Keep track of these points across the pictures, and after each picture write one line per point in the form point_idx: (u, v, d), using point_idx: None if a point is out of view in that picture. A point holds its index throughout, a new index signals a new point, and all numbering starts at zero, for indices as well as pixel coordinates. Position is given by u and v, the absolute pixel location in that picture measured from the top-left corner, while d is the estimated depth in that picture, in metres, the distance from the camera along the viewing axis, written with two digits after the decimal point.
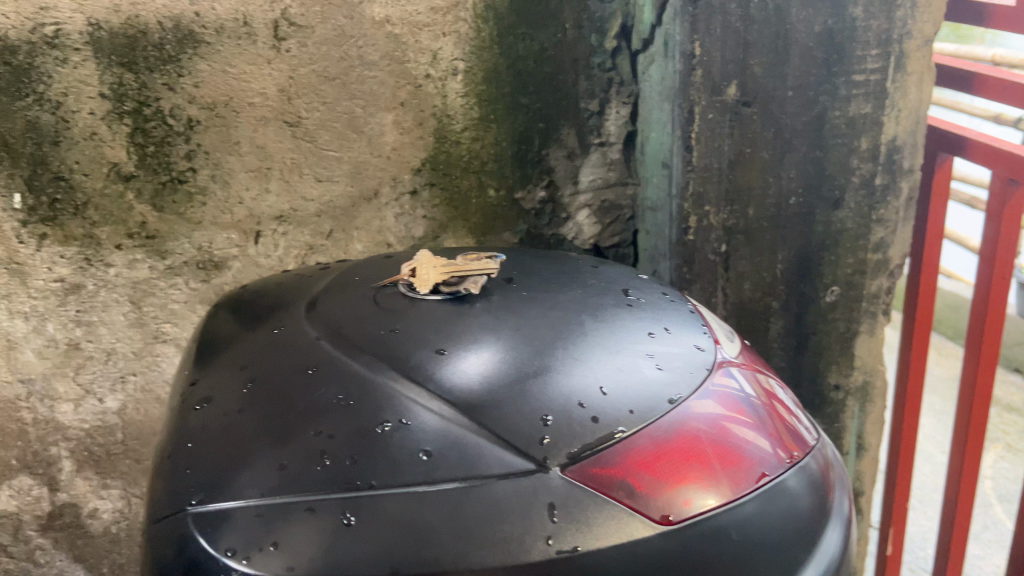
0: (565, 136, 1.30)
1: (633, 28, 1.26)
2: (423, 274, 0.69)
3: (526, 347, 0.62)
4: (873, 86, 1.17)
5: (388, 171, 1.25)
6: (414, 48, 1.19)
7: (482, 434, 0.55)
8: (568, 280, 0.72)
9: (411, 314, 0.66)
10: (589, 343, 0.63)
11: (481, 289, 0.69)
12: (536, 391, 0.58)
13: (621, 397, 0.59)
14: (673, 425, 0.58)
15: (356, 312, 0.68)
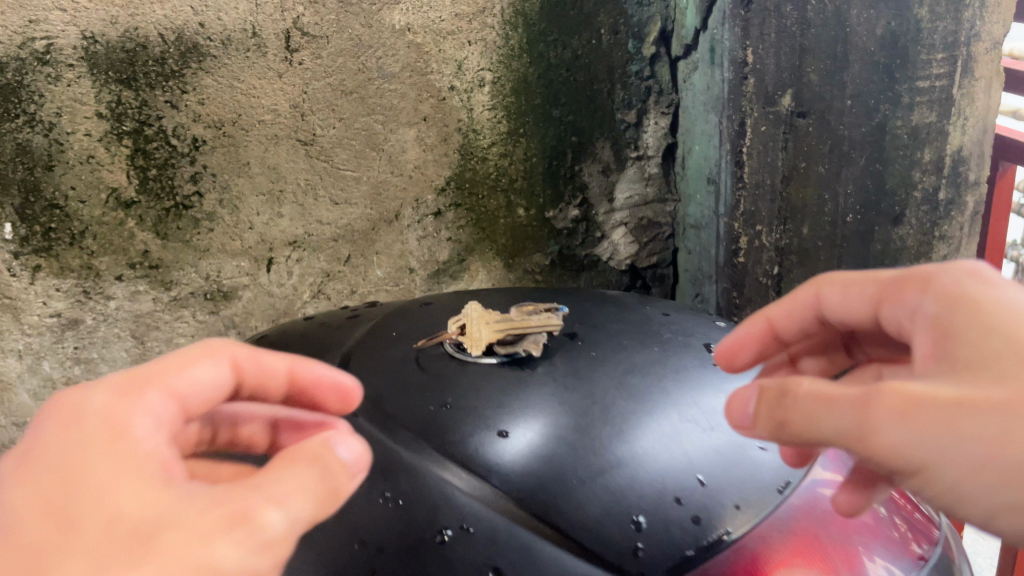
0: (600, 150, 1.19)
1: (673, 32, 1.16)
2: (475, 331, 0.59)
3: (603, 422, 0.53)
4: (938, 93, 1.08)
5: (410, 191, 1.15)
6: (437, 58, 1.09)
7: (562, 544, 0.47)
8: (639, 332, 0.63)
9: (463, 379, 0.57)
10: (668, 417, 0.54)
11: (542, 349, 0.59)
12: (622, 483, 0.49)
13: (722, 487, 0.50)
14: (783, 522, 0.50)
15: (396, 375, 0.59)
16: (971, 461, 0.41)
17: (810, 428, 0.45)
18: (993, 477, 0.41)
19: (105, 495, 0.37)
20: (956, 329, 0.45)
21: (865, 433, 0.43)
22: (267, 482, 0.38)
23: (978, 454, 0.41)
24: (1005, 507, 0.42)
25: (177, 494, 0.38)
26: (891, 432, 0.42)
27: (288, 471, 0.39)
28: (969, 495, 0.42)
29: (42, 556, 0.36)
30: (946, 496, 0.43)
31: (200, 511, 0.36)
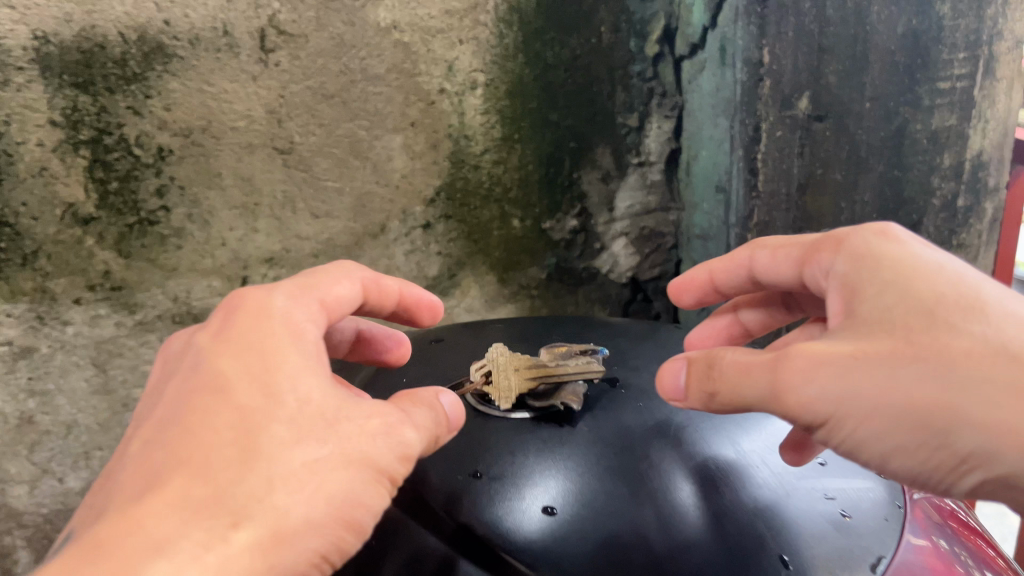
0: (600, 156, 1.12)
1: (677, 30, 1.08)
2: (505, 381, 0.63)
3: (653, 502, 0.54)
4: (959, 95, 1.02)
5: (397, 203, 1.07)
6: (426, 59, 1.01)
7: None
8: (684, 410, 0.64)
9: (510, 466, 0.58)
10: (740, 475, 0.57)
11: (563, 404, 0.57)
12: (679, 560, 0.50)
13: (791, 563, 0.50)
14: None
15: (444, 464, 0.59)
16: (862, 411, 0.47)
17: (732, 392, 0.52)
18: (884, 424, 0.47)
19: (298, 379, 0.47)
20: (859, 288, 0.52)
21: (773, 393, 0.50)
22: (407, 411, 0.50)
23: (871, 402, 0.47)
24: (899, 451, 0.48)
25: (349, 396, 0.48)
26: (794, 391, 0.49)
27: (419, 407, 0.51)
28: (868, 443, 0.48)
29: (251, 419, 0.45)
30: (850, 445, 0.49)
31: (376, 409, 0.48)
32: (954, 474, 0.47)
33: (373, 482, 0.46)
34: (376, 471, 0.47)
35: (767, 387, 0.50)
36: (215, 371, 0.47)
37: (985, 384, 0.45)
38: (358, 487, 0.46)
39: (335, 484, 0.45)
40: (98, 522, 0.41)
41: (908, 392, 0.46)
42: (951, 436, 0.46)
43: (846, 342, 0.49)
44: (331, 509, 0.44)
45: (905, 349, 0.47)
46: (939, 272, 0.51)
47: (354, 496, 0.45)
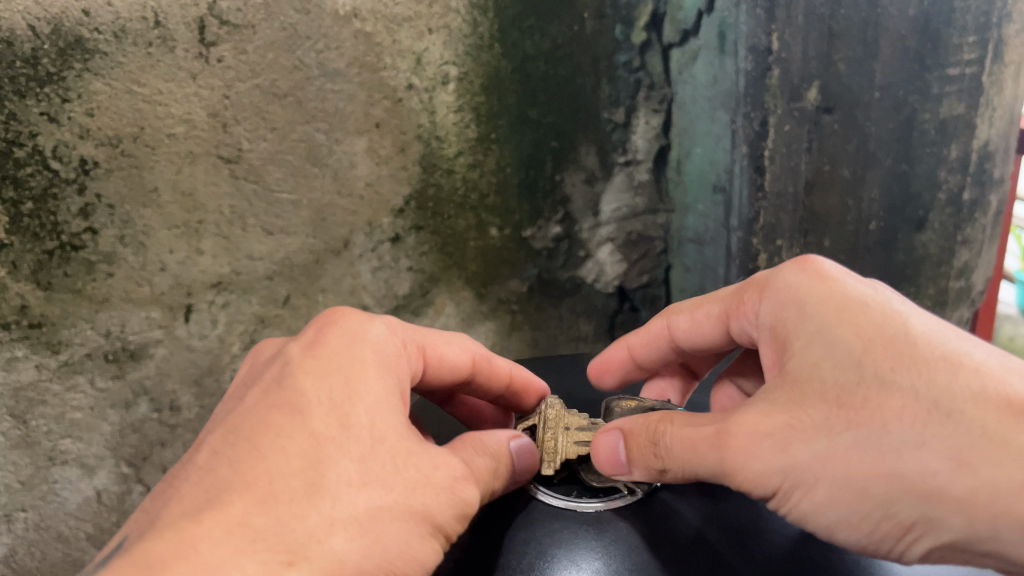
0: (584, 156, 1.03)
1: (666, 14, 0.98)
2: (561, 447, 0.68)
3: None
4: (968, 82, 0.92)
5: (362, 214, 0.94)
6: (391, 50, 0.88)
7: None
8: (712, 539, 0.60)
9: None
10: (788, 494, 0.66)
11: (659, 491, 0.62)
12: None
13: None
14: None
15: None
16: (805, 483, 0.52)
17: (676, 465, 0.57)
18: (829, 496, 0.51)
19: (376, 414, 0.55)
20: (792, 344, 0.57)
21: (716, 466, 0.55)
22: (471, 469, 0.58)
23: (814, 471, 0.51)
24: (846, 521, 0.52)
25: (418, 444, 0.56)
26: (741, 465, 0.54)
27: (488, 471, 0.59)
28: (819, 513, 0.53)
29: (325, 449, 0.52)
30: (800, 514, 0.54)
31: (441, 476, 0.55)
32: (904, 540, 0.51)
33: (428, 540, 0.53)
34: (433, 529, 0.54)
35: (715, 461, 0.55)
36: (300, 398, 0.55)
37: (925, 448, 0.49)
38: (417, 546, 0.52)
39: (395, 538, 0.51)
40: (161, 532, 0.48)
41: (848, 463, 0.50)
42: (895, 503, 0.50)
43: (785, 412, 0.53)
44: (381, 565, 0.50)
45: (843, 416, 0.51)
46: (864, 313, 0.55)
47: (410, 555, 0.52)
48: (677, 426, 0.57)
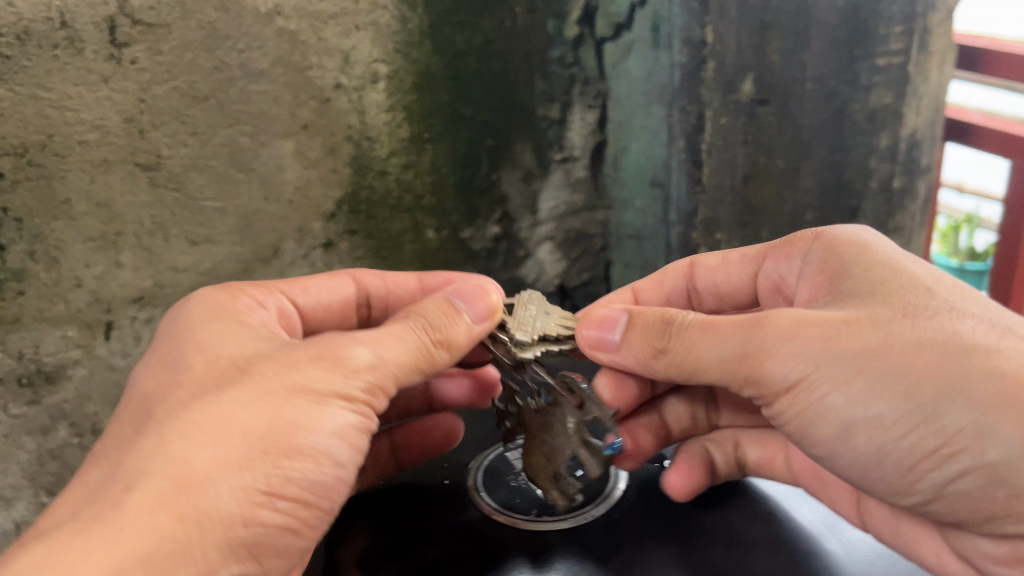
0: (520, 154, 1.01)
1: (598, 8, 0.96)
2: (531, 322, 0.70)
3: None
4: (895, 72, 0.94)
5: (291, 220, 0.90)
6: (317, 49, 0.85)
7: None
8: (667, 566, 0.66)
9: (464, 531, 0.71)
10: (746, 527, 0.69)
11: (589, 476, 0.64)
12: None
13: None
14: None
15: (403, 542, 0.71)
16: (843, 374, 0.53)
17: (687, 355, 0.59)
18: (865, 385, 0.52)
19: (211, 346, 0.57)
20: (845, 271, 0.61)
21: (741, 343, 0.57)
22: (360, 335, 0.57)
23: (852, 360, 0.53)
24: (878, 417, 0.52)
25: (272, 347, 0.56)
26: (774, 339, 0.56)
27: (403, 333, 0.59)
28: (843, 403, 0.53)
29: (155, 396, 0.54)
30: (823, 408, 0.54)
31: (307, 353, 0.55)
32: (937, 457, 0.51)
33: (318, 407, 0.53)
34: (318, 397, 0.53)
35: (743, 340, 0.57)
36: (140, 382, 0.57)
37: (986, 355, 0.51)
38: (306, 412, 0.52)
39: (268, 411, 0.51)
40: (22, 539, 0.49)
41: (896, 351, 0.52)
42: (938, 405, 0.50)
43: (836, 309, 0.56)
44: (251, 440, 0.50)
45: (900, 318, 0.54)
46: (926, 267, 0.60)
47: (301, 420, 0.52)
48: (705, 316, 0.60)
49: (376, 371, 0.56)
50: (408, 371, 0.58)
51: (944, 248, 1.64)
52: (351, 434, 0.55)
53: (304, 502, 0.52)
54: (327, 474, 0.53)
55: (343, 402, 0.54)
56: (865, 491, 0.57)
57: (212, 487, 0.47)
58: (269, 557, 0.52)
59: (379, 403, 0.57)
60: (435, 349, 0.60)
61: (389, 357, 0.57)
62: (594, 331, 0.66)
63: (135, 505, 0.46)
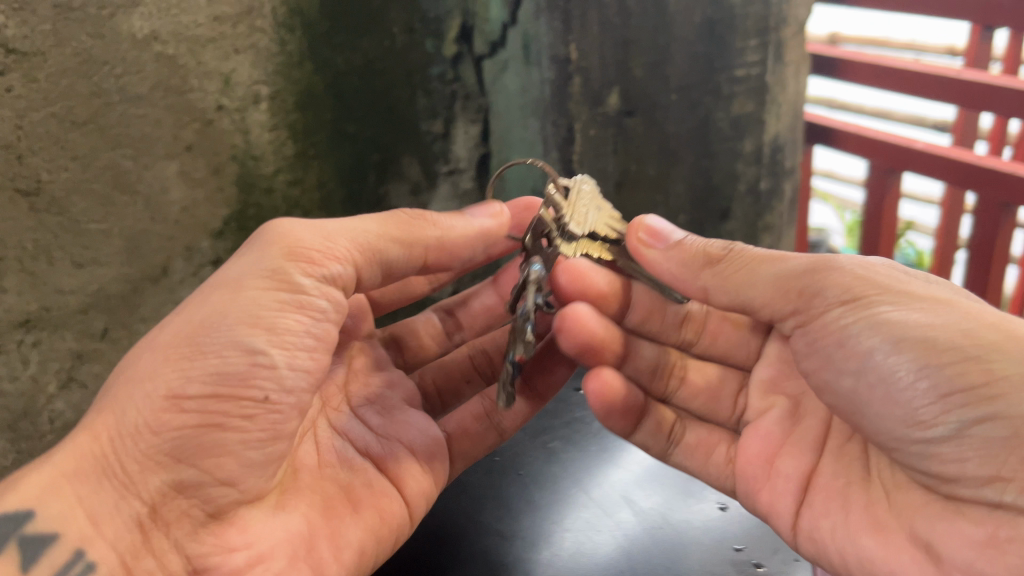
0: (407, 167, 1.04)
1: (475, 27, 1.00)
2: (585, 214, 0.73)
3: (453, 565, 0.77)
4: (754, 81, 1.02)
5: (179, 239, 0.92)
6: (197, 72, 0.87)
7: None
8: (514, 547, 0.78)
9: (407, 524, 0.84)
10: (567, 516, 0.82)
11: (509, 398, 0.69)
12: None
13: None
14: None
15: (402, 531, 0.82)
16: (911, 300, 0.61)
17: (744, 275, 0.68)
18: (920, 314, 0.60)
19: None
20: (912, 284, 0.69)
21: (797, 261, 0.66)
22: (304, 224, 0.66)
23: (922, 295, 0.62)
24: (927, 341, 0.58)
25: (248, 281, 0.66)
26: (843, 267, 0.64)
27: (372, 217, 0.67)
28: (875, 317, 0.61)
29: None
30: (873, 323, 0.61)
31: (249, 248, 0.64)
32: (972, 394, 0.56)
33: (236, 293, 0.60)
34: (234, 283, 0.61)
35: (812, 262, 0.66)
36: None
37: None
38: (225, 302, 0.60)
39: (185, 317, 0.60)
40: None
41: (956, 310, 0.60)
42: (981, 350, 0.57)
43: (912, 279, 0.65)
44: (169, 346, 0.59)
45: (970, 299, 0.63)
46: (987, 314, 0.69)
47: (226, 312, 0.59)
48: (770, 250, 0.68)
49: (306, 240, 0.63)
50: (364, 237, 0.66)
51: (849, 243, 1.82)
52: (279, 324, 0.60)
53: (231, 392, 0.58)
54: (247, 367, 0.59)
55: (285, 287, 0.61)
56: (879, 428, 0.62)
57: (127, 399, 0.58)
58: (205, 456, 0.59)
59: (331, 284, 0.64)
60: (408, 223, 0.68)
61: (336, 228, 0.65)
62: (644, 233, 0.71)
63: (80, 433, 0.58)
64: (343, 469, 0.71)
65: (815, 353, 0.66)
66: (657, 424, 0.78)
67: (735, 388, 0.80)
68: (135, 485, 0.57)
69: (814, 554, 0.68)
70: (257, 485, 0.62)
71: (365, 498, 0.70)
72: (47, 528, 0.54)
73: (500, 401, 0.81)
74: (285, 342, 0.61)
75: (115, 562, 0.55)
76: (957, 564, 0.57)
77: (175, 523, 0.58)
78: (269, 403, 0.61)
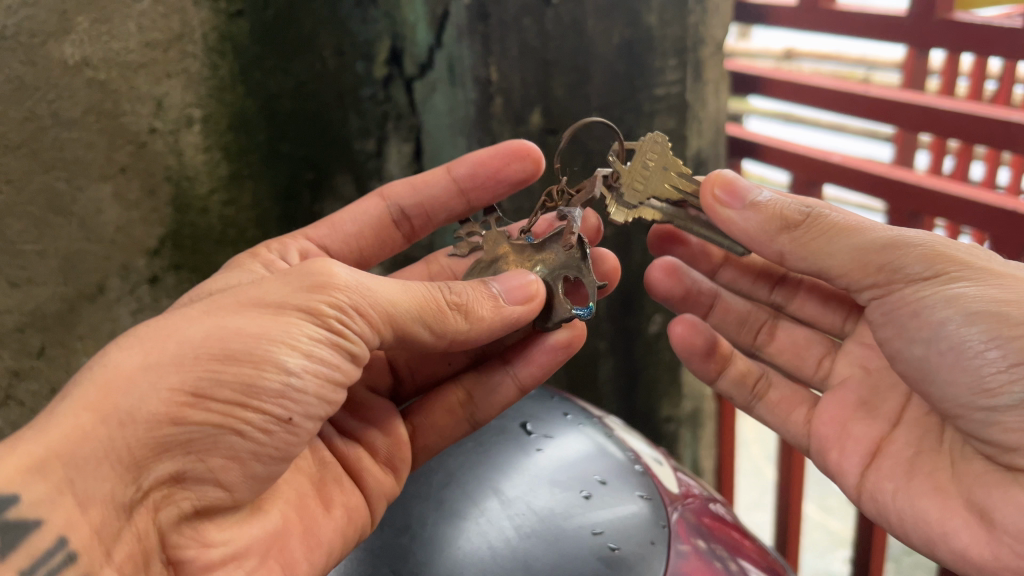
0: (340, 184, 1.08)
1: (405, 50, 1.03)
2: (643, 183, 0.72)
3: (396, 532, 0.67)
4: (675, 99, 1.07)
5: (115, 258, 0.95)
6: (129, 97, 0.90)
7: None
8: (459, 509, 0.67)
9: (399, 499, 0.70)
10: (519, 470, 0.71)
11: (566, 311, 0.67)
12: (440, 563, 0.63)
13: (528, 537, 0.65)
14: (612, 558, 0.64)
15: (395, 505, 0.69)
16: (988, 275, 0.59)
17: (823, 241, 0.64)
18: (997, 290, 0.58)
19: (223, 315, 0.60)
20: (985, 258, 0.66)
21: (880, 230, 0.63)
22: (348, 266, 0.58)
23: (996, 271, 0.60)
24: (998, 314, 0.57)
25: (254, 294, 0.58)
26: (922, 242, 0.62)
27: (415, 287, 0.60)
28: (954, 291, 0.59)
29: None
30: (948, 296, 0.59)
31: (282, 273, 0.57)
32: None
33: (270, 317, 0.53)
34: (274, 307, 0.54)
35: (890, 234, 0.62)
36: None
37: None
38: (262, 323, 0.53)
39: (219, 321, 0.53)
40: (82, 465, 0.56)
41: None
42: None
43: (989, 254, 0.63)
44: (199, 344, 0.51)
45: None
46: None
47: (272, 328, 0.53)
48: (850, 217, 0.65)
49: (342, 287, 0.56)
50: (406, 307, 0.58)
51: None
52: (315, 354, 0.54)
53: (270, 413, 0.53)
54: (279, 386, 0.53)
55: (331, 334, 0.55)
56: (946, 394, 0.61)
57: (142, 386, 0.50)
58: (212, 457, 0.52)
59: (364, 340, 0.57)
60: (453, 302, 0.60)
61: (379, 288, 0.58)
62: (720, 189, 0.68)
63: (69, 405, 0.49)
64: (318, 466, 0.64)
65: (890, 324, 0.64)
66: (739, 374, 0.81)
67: (821, 351, 0.81)
68: (140, 470, 0.49)
69: (875, 512, 0.68)
70: (251, 493, 0.56)
71: (338, 497, 0.64)
72: (31, 515, 0.46)
73: (478, 394, 0.72)
74: (319, 373, 0.55)
75: (97, 553, 0.48)
76: (1008, 529, 0.57)
77: (162, 509, 0.52)
78: (293, 424, 0.55)
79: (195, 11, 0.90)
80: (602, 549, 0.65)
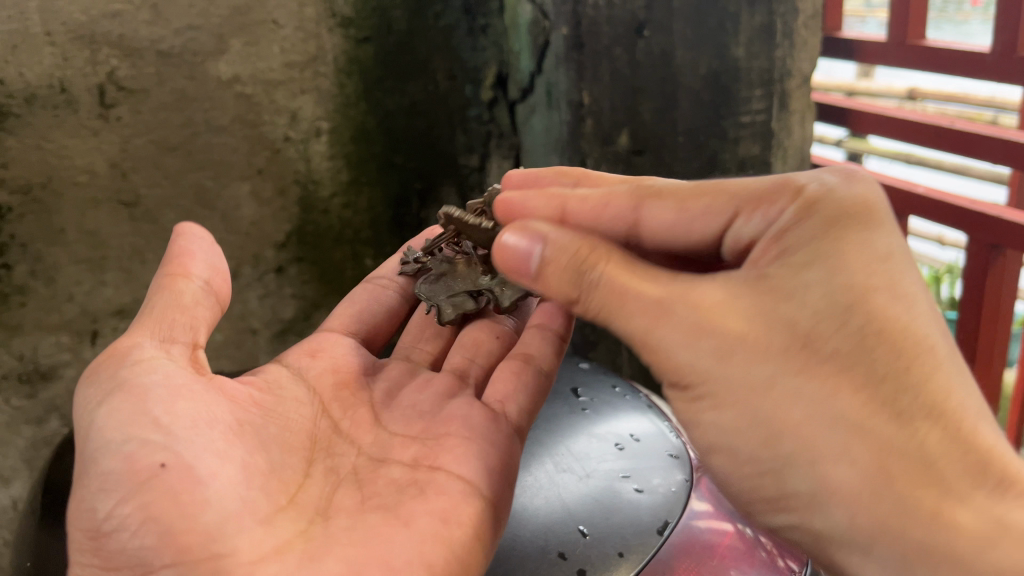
0: (445, 195, 1.21)
1: (509, 76, 1.19)
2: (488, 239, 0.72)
3: None
4: (760, 126, 1.12)
5: (248, 249, 1.09)
6: (269, 109, 1.04)
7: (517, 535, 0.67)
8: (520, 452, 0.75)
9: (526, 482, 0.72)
10: (567, 425, 0.79)
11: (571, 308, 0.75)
12: None
13: (569, 475, 0.73)
14: (637, 506, 0.71)
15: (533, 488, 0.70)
16: (731, 392, 0.48)
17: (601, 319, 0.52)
18: (734, 415, 0.48)
19: None
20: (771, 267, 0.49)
21: (631, 326, 0.51)
22: (88, 389, 0.57)
23: (747, 386, 0.47)
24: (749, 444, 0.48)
25: None
26: (670, 333, 0.49)
27: (136, 335, 0.58)
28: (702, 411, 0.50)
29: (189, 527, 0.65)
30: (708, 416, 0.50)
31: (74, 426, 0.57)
32: (776, 501, 0.49)
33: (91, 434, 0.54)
34: (85, 432, 0.55)
35: (644, 320, 0.50)
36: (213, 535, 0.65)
37: (856, 438, 0.44)
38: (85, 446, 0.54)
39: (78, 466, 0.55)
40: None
41: (784, 400, 0.46)
42: (794, 471, 0.47)
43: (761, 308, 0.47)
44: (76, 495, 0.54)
45: (801, 352, 0.46)
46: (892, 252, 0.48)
47: (87, 431, 0.55)
48: (618, 280, 0.51)
49: (108, 371, 0.57)
50: (145, 347, 0.58)
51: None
52: (120, 424, 0.53)
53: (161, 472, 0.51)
54: (122, 458, 0.52)
55: (120, 391, 0.55)
56: None
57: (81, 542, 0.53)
58: (185, 537, 0.50)
59: (154, 371, 0.56)
60: (172, 303, 0.60)
61: (125, 355, 0.57)
62: (504, 261, 0.55)
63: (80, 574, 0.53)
64: (393, 495, 0.59)
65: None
66: None
67: None
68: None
69: None
70: (245, 545, 0.51)
71: (420, 508, 0.57)
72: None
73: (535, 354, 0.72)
74: (146, 423, 0.53)
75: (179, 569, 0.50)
76: None
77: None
78: (167, 465, 0.52)
79: (329, 37, 1.04)
80: (627, 489, 0.72)
